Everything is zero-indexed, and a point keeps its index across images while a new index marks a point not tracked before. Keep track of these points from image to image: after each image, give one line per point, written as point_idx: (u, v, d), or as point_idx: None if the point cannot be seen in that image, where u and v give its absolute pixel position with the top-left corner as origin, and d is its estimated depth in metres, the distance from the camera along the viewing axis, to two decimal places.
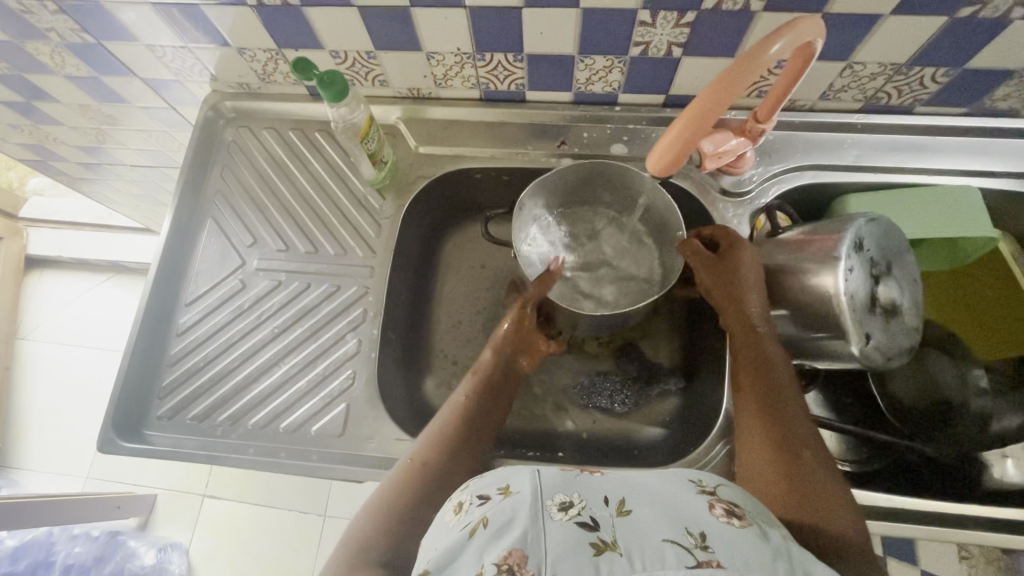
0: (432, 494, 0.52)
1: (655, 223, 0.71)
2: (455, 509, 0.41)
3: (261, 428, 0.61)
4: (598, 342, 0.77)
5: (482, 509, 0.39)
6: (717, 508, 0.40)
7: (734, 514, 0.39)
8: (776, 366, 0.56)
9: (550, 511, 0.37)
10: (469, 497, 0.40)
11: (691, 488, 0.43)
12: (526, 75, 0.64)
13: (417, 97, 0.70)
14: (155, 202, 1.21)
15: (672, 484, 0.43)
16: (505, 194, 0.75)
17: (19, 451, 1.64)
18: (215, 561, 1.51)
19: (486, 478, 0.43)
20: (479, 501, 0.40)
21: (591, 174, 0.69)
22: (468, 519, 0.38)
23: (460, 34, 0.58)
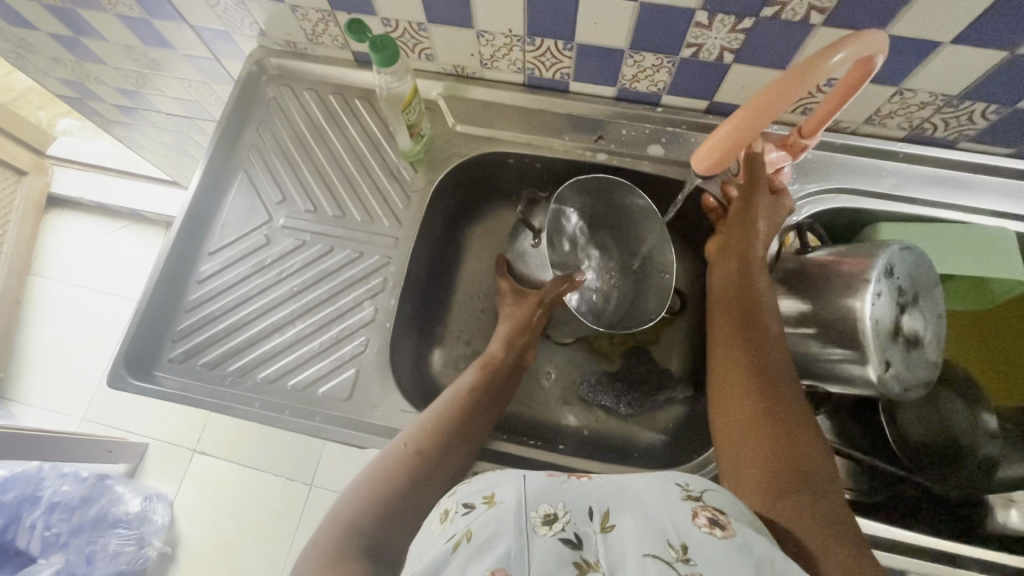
0: (427, 479, 0.53)
1: (656, 268, 0.69)
2: (442, 516, 0.41)
3: (268, 384, 0.61)
4: (610, 341, 0.77)
5: (467, 518, 0.39)
6: (701, 516, 0.38)
7: (717, 525, 0.38)
8: (774, 359, 0.55)
9: (534, 525, 0.37)
10: (455, 505, 0.40)
11: (677, 492, 0.41)
12: (572, 66, 0.64)
13: (461, 75, 0.70)
14: (184, 153, 1.21)
15: (657, 486, 0.41)
16: (535, 182, 0.75)
17: (20, 385, 1.65)
18: (198, 516, 1.52)
19: (473, 485, 0.42)
20: (465, 510, 0.39)
21: (612, 194, 0.68)
22: (452, 531, 0.38)
23: (515, 15, 0.58)
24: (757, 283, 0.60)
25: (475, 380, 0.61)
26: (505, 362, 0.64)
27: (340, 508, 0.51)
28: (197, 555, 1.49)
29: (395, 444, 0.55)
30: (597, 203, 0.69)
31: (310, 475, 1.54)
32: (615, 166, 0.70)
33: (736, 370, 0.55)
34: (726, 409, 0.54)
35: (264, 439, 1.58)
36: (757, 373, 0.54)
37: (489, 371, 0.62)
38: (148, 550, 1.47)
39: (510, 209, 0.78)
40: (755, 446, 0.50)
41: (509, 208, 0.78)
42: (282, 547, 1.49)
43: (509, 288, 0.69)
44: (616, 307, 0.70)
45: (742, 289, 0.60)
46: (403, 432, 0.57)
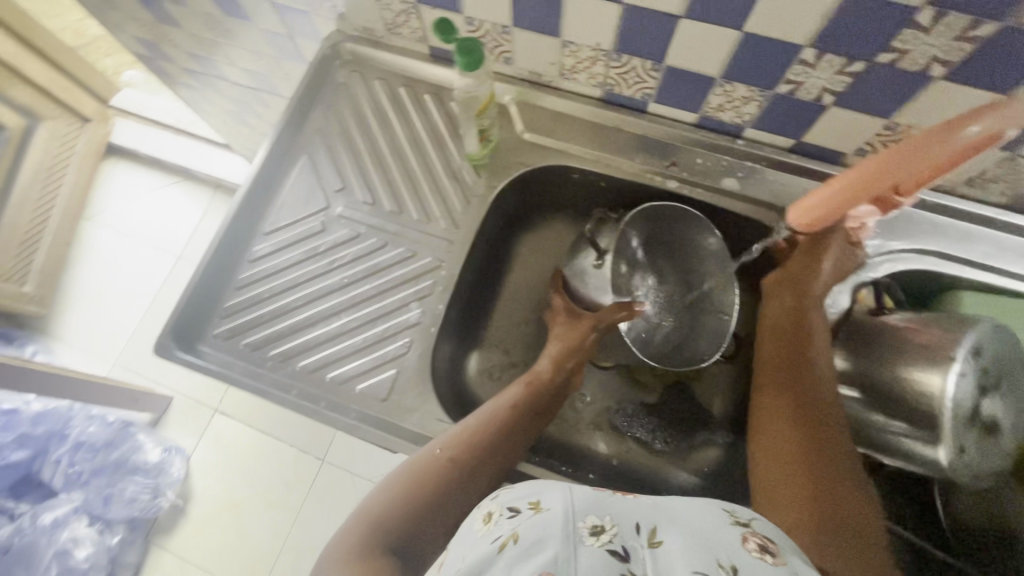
0: (458, 493, 0.52)
1: (714, 303, 0.65)
2: (484, 519, 0.40)
3: (307, 374, 0.61)
4: (652, 373, 0.74)
5: (512, 522, 0.38)
6: (750, 542, 0.37)
7: (767, 550, 0.36)
8: (824, 416, 0.55)
9: (581, 535, 0.36)
10: (500, 509, 0.39)
11: (723, 515, 0.39)
12: (656, 87, 0.61)
13: (537, 82, 0.68)
14: (243, 121, 1.22)
15: (701, 509, 0.39)
16: (596, 200, 0.73)
17: (60, 324, 1.70)
18: (213, 475, 1.56)
19: (516, 491, 0.41)
20: (509, 514, 0.39)
21: (679, 226, 0.66)
22: (497, 533, 0.37)
23: (606, 29, 0.56)
24: (814, 338, 0.59)
25: (518, 399, 0.59)
26: (551, 383, 0.62)
27: (369, 505, 0.51)
28: (207, 511, 1.53)
29: (430, 450, 0.54)
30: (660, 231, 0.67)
31: (323, 450, 1.56)
32: (684, 195, 0.67)
33: (783, 419, 0.55)
34: (766, 456, 0.55)
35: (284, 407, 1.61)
36: (803, 426, 0.54)
37: (533, 390, 0.61)
38: (162, 500, 1.50)
39: (565, 224, 0.76)
40: (794, 497, 0.50)
41: (564, 223, 0.76)
42: (288, 517, 1.51)
43: (563, 305, 0.67)
44: (664, 341, 0.67)
45: (797, 333, 0.59)
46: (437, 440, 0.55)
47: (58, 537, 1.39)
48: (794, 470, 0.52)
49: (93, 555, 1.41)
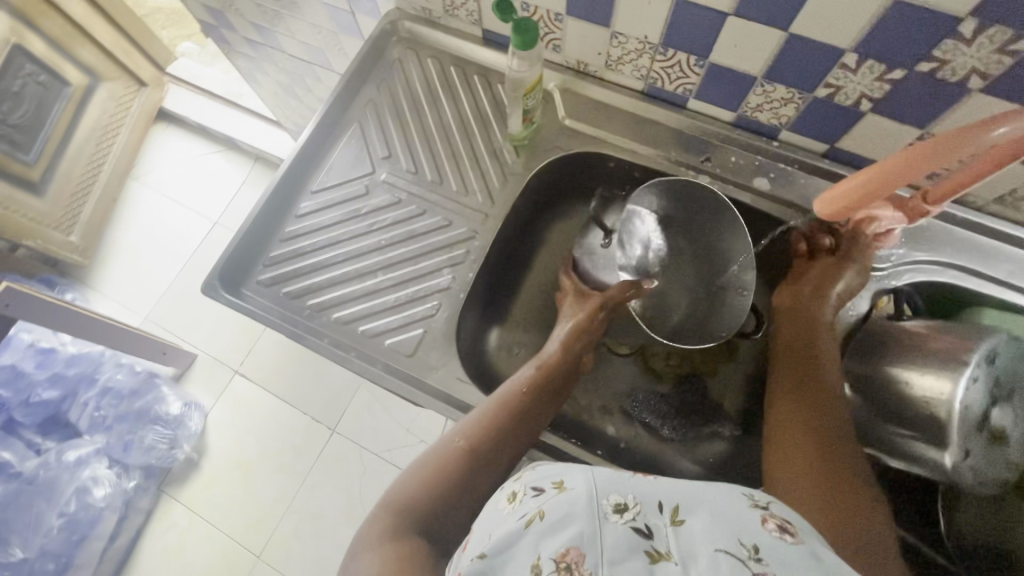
0: (479, 467, 0.55)
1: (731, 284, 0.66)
2: (510, 498, 0.42)
3: (341, 324, 0.65)
4: (667, 361, 0.76)
5: (537, 501, 0.40)
6: (769, 523, 0.37)
7: (787, 531, 0.37)
8: (836, 424, 0.56)
9: (605, 512, 0.38)
10: (524, 488, 0.42)
11: (741, 498, 0.40)
12: (698, 83, 0.64)
13: (582, 71, 0.70)
14: (293, 94, 1.27)
15: (721, 492, 0.40)
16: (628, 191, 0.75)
17: (99, 275, 1.78)
18: (228, 433, 1.62)
19: (540, 472, 0.44)
20: (534, 494, 0.41)
21: (702, 207, 0.67)
22: (523, 511, 0.40)
23: (655, 23, 0.58)
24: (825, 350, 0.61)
25: (529, 380, 0.62)
26: (564, 363, 0.65)
27: (398, 479, 0.54)
28: (218, 468, 1.58)
29: (451, 432, 0.57)
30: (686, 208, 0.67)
31: (334, 421, 1.60)
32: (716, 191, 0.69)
33: (795, 428, 0.57)
34: (782, 464, 0.55)
35: (300, 374, 1.66)
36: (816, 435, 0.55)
37: (545, 373, 0.63)
38: (178, 451, 1.56)
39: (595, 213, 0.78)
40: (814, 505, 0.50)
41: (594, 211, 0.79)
42: (294, 481, 1.55)
43: (572, 286, 0.71)
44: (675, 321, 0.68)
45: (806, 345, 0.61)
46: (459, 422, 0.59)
47: (80, 474, 1.44)
48: (804, 478, 0.52)
49: (109, 495, 1.46)
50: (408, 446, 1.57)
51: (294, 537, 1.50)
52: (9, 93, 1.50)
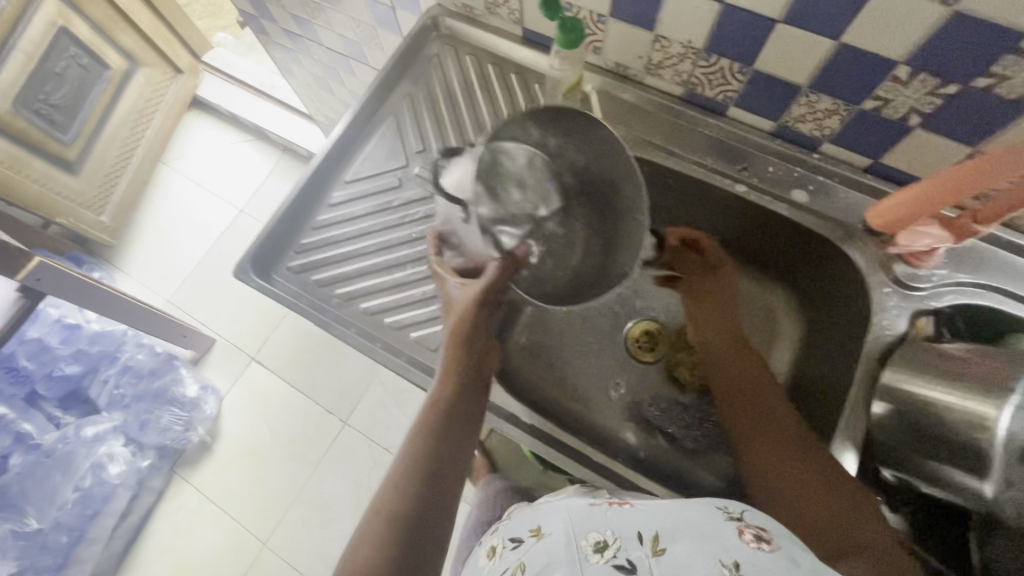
0: (414, 530, 0.47)
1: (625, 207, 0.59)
2: (491, 553, 0.54)
3: (368, 316, 0.65)
4: (691, 372, 0.75)
5: (518, 553, 0.50)
6: (746, 534, 0.44)
7: (763, 539, 0.43)
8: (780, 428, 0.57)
9: (588, 553, 0.46)
10: (505, 543, 0.53)
11: (718, 513, 0.47)
12: (740, 90, 0.63)
13: (623, 75, 0.71)
14: (325, 87, 1.28)
15: (701, 511, 0.47)
16: (660, 203, 0.76)
17: (126, 256, 1.82)
18: (242, 418, 1.64)
19: (520, 526, 0.55)
20: (514, 545, 0.52)
21: (588, 133, 0.58)
22: (509, 564, 0.49)
23: (702, 28, 0.58)
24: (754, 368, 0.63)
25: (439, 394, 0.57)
26: (463, 381, 0.59)
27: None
28: (231, 453, 1.61)
29: (373, 505, 0.50)
30: (559, 115, 0.57)
31: (346, 413, 1.61)
32: (752, 201, 0.67)
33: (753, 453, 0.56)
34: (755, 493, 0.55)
35: (316, 364, 1.68)
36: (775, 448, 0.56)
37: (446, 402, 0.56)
38: (192, 434, 1.58)
39: None
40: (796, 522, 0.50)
41: None
42: (304, 471, 1.56)
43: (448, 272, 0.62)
44: (562, 280, 0.60)
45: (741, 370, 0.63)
46: (378, 490, 0.51)
47: (96, 450, 1.46)
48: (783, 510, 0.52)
49: (123, 473, 1.48)
50: None
51: (300, 526, 1.51)
52: (52, 74, 1.50)
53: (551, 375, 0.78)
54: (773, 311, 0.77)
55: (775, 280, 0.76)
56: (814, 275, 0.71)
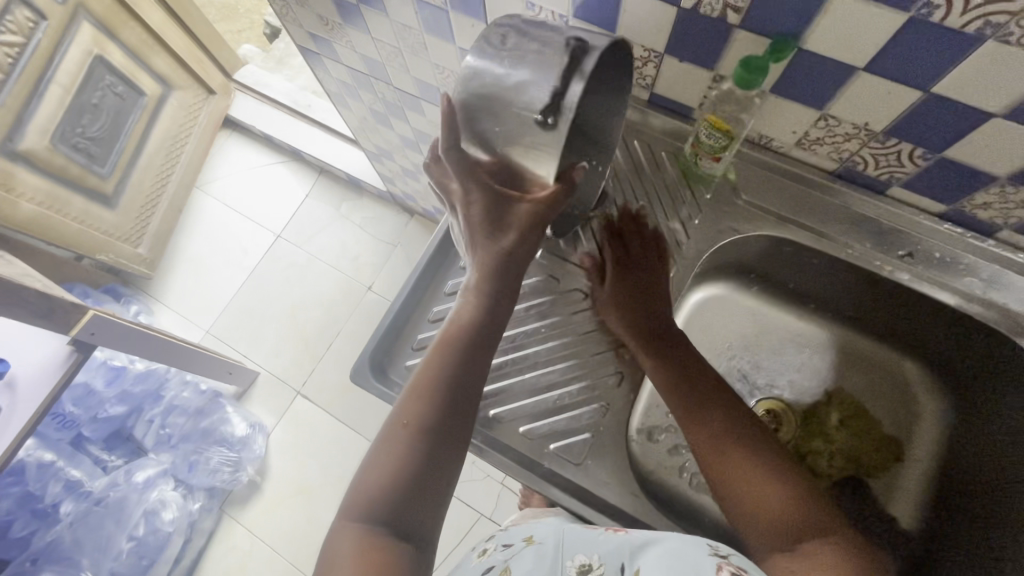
0: (434, 448, 0.50)
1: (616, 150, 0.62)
2: (483, 553, 0.56)
3: (499, 423, 0.62)
4: (832, 463, 0.70)
5: (504, 555, 0.53)
6: (723, 571, 0.45)
7: None
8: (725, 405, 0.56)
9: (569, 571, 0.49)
10: (495, 547, 0.55)
11: (704, 548, 0.48)
12: (912, 174, 0.57)
13: (763, 145, 0.64)
14: (382, 120, 1.21)
15: (689, 542, 0.49)
16: (790, 274, 0.72)
17: (162, 287, 1.76)
18: (289, 455, 1.59)
19: (511, 537, 0.57)
20: (503, 549, 0.54)
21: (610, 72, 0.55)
22: (492, 562, 0.52)
23: (885, 112, 0.51)
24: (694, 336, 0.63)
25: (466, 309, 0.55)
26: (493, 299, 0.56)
27: (362, 473, 0.49)
28: (282, 490, 1.55)
29: (392, 418, 0.51)
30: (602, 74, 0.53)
31: None
32: (911, 289, 0.62)
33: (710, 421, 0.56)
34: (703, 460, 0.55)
35: (365, 399, 1.62)
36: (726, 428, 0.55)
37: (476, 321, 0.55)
38: (242, 474, 1.53)
39: (749, 298, 0.76)
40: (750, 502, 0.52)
41: (749, 297, 0.77)
42: None
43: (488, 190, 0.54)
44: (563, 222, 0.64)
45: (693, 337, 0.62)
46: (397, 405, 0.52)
47: (148, 496, 1.43)
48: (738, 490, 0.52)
49: (176, 518, 1.45)
50: (474, 479, 1.51)
51: None
52: (88, 106, 1.44)
53: (677, 464, 0.71)
54: (914, 394, 0.71)
55: (917, 362, 0.71)
56: (970, 361, 0.65)
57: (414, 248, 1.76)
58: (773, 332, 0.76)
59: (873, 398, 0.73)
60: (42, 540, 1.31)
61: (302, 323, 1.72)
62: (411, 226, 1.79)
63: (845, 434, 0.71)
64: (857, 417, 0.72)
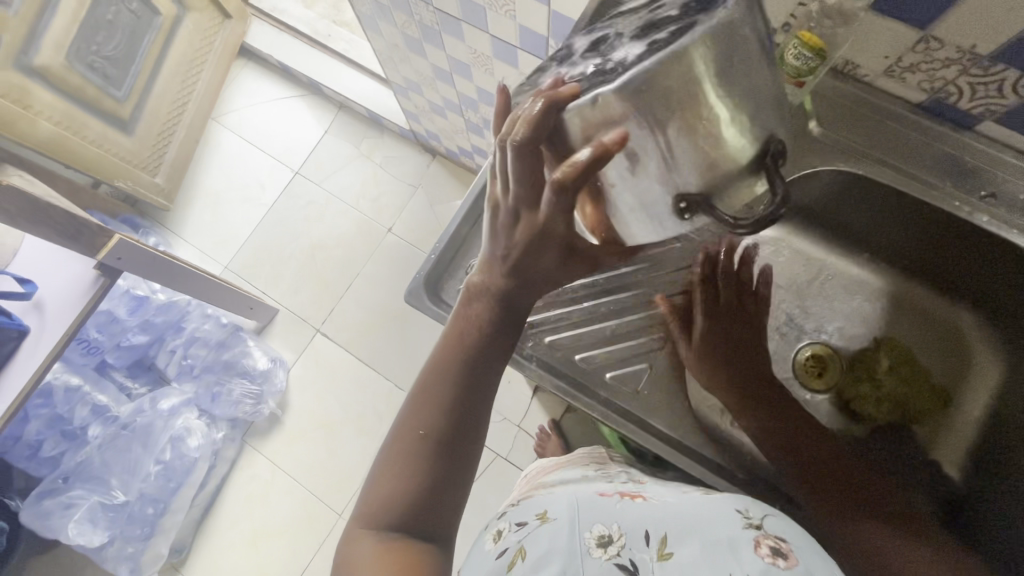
0: (443, 453, 0.50)
1: (722, 191, 0.44)
2: (496, 538, 0.50)
3: (554, 350, 0.67)
4: (878, 406, 0.70)
5: (522, 535, 0.47)
6: (763, 547, 0.43)
7: (780, 554, 0.42)
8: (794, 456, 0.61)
9: (589, 547, 0.43)
10: (510, 530, 0.49)
11: (738, 520, 0.46)
12: (1008, 106, 0.53)
13: (847, 72, 0.61)
14: (414, 47, 1.15)
15: (719, 516, 0.47)
16: (847, 215, 0.70)
17: (179, 220, 1.74)
18: (310, 391, 1.60)
19: (525, 516, 0.51)
20: (520, 530, 0.48)
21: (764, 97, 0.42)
22: (508, 547, 0.46)
23: (994, 31, 0.47)
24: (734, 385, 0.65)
25: (473, 316, 0.54)
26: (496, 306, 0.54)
27: (375, 482, 0.50)
28: (302, 425, 1.57)
29: (399, 431, 0.51)
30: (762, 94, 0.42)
31: None
32: (989, 232, 0.59)
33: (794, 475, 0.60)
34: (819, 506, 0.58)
35: (384, 341, 1.62)
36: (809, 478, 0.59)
37: (481, 329, 0.54)
38: (263, 407, 1.56)
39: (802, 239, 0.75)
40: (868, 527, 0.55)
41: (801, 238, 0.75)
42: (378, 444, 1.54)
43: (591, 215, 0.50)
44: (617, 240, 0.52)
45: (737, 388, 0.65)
46: (404, 410, 0.52)
47: (173, 423, 1.46)
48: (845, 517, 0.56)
49: (201, 445, 1.48)
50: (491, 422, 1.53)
51: None
52: (103, 22, 1.39)
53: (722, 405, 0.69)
54: (964, 343, 0.70)
55: (975, 313, 0.69)
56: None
57: (435, 190, 1.71)
58: (827, 275, 0.75)
59: (925, 347, 0.72)
60: (73, 460, 1.36)
61: (321, 263, 1.70)
62: (433, 167, 1.73)
63: (893, 380, 0.71)
64: (906, 364, 0.72)
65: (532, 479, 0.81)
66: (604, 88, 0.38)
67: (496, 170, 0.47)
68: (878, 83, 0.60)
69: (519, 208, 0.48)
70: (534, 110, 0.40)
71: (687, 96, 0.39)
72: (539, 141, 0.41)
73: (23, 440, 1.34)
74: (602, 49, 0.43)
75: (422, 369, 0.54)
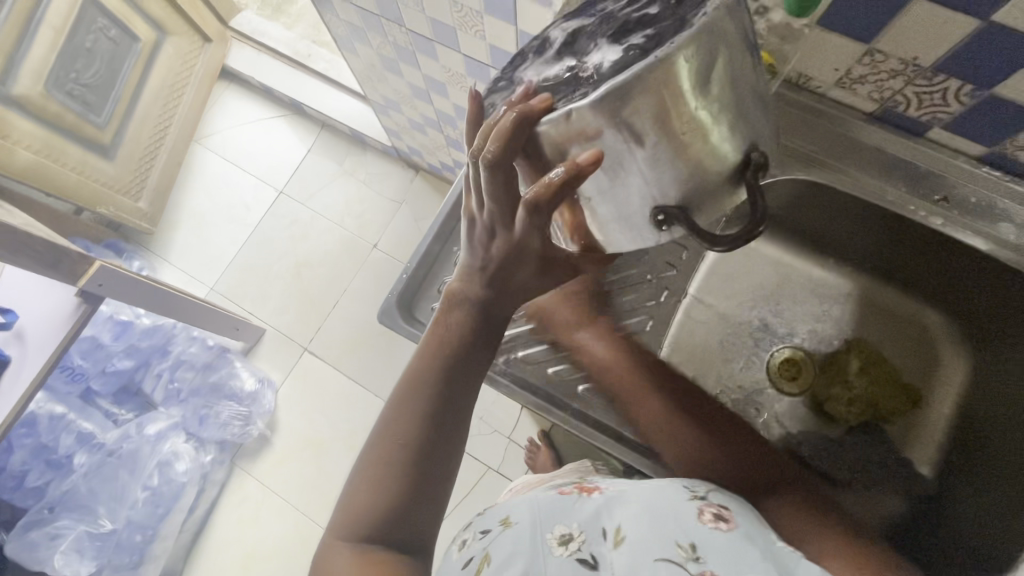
0: (421, 463, 0.50)
1: (703, 199, 0.43)
2: (461, 546, 0.50)
3: (527, 366, 0.69)
4: (849, 409, 0.72)
5: (486, 540, 0.47)
6: (706, 515, 0.46)
7: (720, 519, 0.45)
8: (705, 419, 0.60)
9: (552, 546, 0.45)
10: (475, 535, 0.49)
11: (683, 494, 0.49)
12: (955, 114, 0.55)
13: (800, 85, 0.62)
14: (391, 66, 1.17)
15: (666, 491, 0.49)
16: (808, 224, 0.73)
17: (164, 243, 1.74)
18: (299, 410, 1.60)
19: (489, 518, 0.52)
20: (483, 535, 0.49)
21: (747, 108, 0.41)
22: (473, 553, 0.47)
23: (934, 44, 0.49)
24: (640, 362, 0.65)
25: (451, 325, 0.53)
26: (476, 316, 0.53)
27: (354, 491, 0.50)
28: (292, 444, 1.57)
29: (378, 436, 0.51)
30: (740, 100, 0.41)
31: None
32: (945, 235, 0.61)
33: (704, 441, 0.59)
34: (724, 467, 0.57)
35: (372, 357, 1.62)
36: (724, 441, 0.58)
37: (461, 338, 0.52)
38: (252, 428, 1.55)
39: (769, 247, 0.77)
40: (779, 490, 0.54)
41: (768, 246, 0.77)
42: None
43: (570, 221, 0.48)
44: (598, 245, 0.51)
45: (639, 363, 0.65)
46: (382, 419, 0.52)
47: (160, 448, 1.45)
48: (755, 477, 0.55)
49: (190, 469, 1.47)
50: (481, 434, 1.53)
51: None
52: (82, 50, 1.40)
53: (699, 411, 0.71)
54: (932, 342, 0.71)
55: (939, 310, 0.70)
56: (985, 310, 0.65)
57: (419, 205, 1.72)
58: (796, 279, 0.77)
59: (893, 348, 0.73)
60: (59, 489, 1.34)
61: (307, 281, 1.70)
62: (416, 181, 1.75)
63: (865, 381, 0.73)
64: (876, 364, 0.74)
65: (512, 493, 0.81)
66: (579, 103, 0.37)
67: (473, 185, 0.46)
68: (830, 94, 0.61)
69: (495, 223, 0.47)
70: (506, 122, 0.39)
71: (665, 101, 0.37)
72: (511, 157, 0.40)
73: (8, 471, 1.32)
74: (575, 49, 0.44)
75: (400, 377, 0.53)
